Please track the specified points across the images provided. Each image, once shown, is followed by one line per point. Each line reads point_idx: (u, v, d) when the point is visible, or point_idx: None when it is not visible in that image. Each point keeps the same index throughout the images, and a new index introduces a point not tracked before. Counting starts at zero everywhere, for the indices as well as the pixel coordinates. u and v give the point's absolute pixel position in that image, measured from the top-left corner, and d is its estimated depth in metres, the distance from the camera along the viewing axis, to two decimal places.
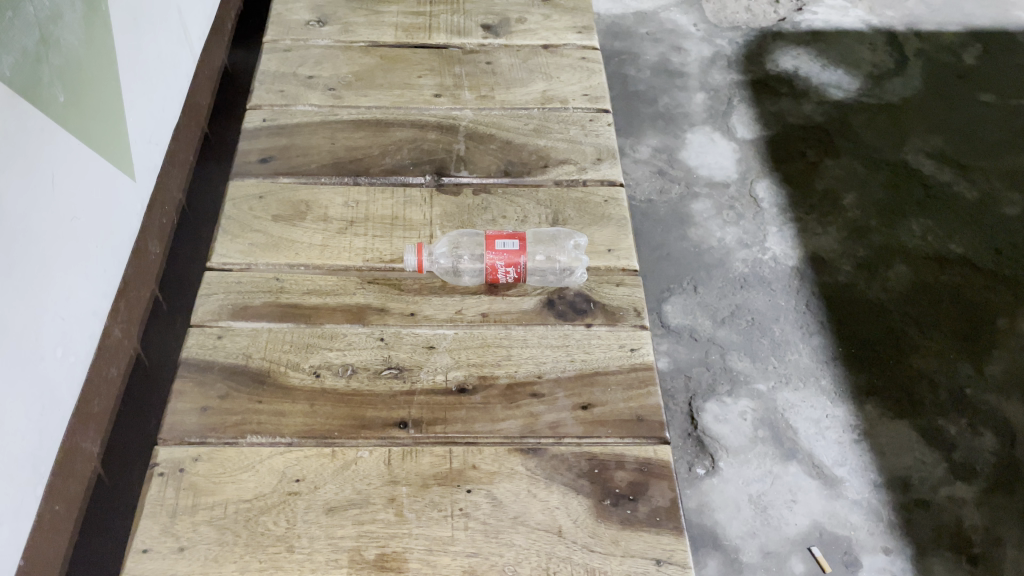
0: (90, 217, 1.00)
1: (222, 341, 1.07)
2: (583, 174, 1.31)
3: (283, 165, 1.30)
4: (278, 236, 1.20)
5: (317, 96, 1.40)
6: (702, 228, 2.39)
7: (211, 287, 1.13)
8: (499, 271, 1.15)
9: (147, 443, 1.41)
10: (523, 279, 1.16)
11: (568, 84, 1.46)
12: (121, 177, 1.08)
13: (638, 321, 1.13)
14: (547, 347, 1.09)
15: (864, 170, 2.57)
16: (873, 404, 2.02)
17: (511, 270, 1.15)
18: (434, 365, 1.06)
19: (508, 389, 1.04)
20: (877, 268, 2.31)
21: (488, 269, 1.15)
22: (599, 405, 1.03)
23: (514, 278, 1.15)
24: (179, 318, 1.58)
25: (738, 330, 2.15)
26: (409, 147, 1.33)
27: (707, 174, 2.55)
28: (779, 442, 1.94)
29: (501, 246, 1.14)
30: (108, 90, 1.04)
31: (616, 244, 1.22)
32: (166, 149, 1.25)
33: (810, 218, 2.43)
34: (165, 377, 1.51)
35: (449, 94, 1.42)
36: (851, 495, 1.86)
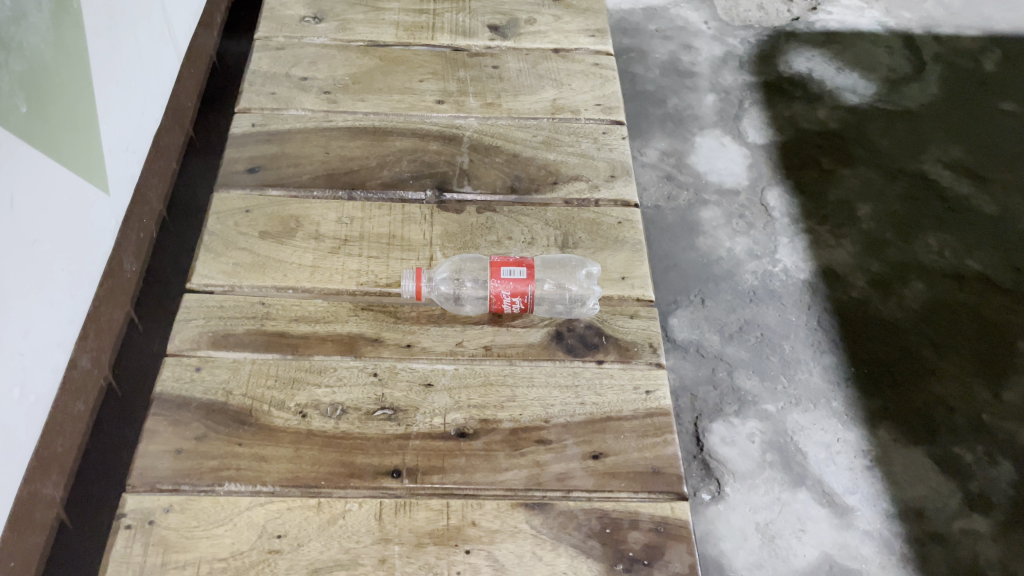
0: (55, 238, 0.90)
1: (200, 374, 0.98)
2: (595, 192, 1.22)
3: (273, 175, 1.20)
4: (265, 255, 1.10)
5: (311, 100, 1.31)
6: (711, 238, 2.30)
7: (190, 311, 1.04)
8: (504, 301, 1.04)
9: (120, 476, 1.33)
10: (529, 309, 1.06)
11: (580, 92, 1.36)
12: (93, 191, 0.99)
13: (654, 359, 1.04)
14: (554, 387, 1.00)
15: (879, 181, 2.49)
16: (886, 429, 1.94)
17: (517, 300, 1.04)
18: (431, 407, 0.97)
19: (511, 435, 0.95)
20: (892, 285, 2.23)
21: (492, 298, 1.04)
22: (610, 455, 0.94)
23: (521, 308, 1.05)
24: (156, 338, 1.48)
25: (747, 347, 2.07)
26: (409, 159, 1.24)
27: (717, 180, 2.46)
28: (788, 467, 1.86)
29: (507, 274, 1.04)
30: (80, 97, 0.95)
31: (630, 271, 1.13)
32: (145, 157, 1.15)
33: (823, 229, 2.35)
34: (140, 404, 1.42)
35: (452, 101, 1.33)
36: (862, 525, 1.78)
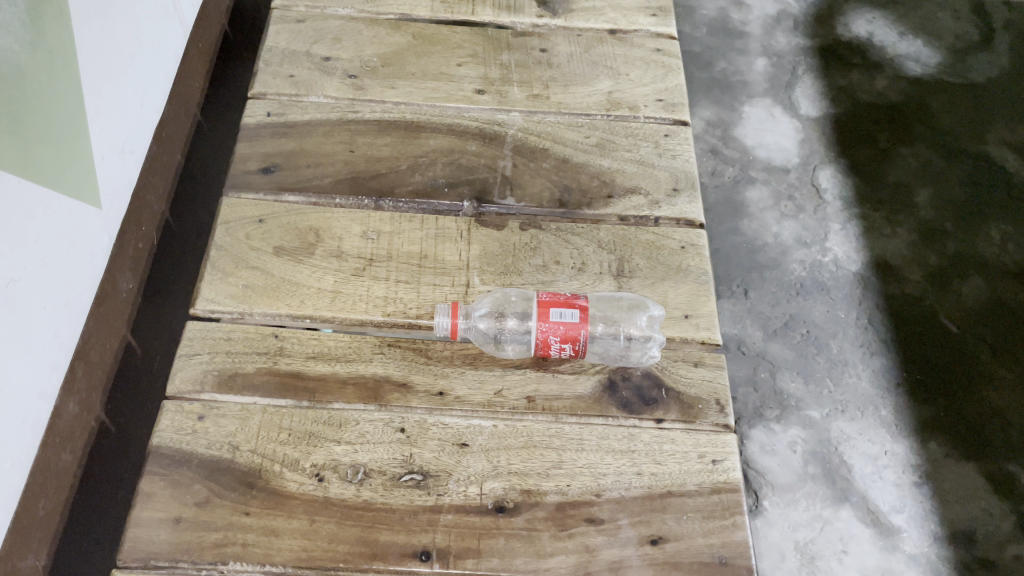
0: (34, 273, 0.77)
1: (204, 424, 0.86)
2: (655, 209, 1.07)
3: (289, 177, 1.06)
4: (279, 276, 0.97)
5: (334, 85, 1.15)
6: (757, 221, 2.14)
7: (193, 345, 0.91)
8: (552, 347, 0.90)
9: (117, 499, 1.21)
10: (582, 354, 0.91)
11: (640, 84, 1.19)
12: (80, 208, 0.86)
13: (721, 419, 0.91)
14: (607, 453, 0.87)
15: (940, 163, 2.30)
16: (938, 441, 1.82)
17: (567, 346, 0.90)
18: (466, 473, 0.85)
19: (558, 512, 0.83)
20: (949, 280, 2.08)
21: (538, 343, 0.90)
22: (671, 539, 0.82)
23: (571, 354, 0.90)
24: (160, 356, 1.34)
25: (791, 346, 1.93)
26: (445, 161, 1.09)
27: (765, 156, 2.27)
28: (831, 481, 1.74)
29: (558, 317, 0.89)
30: (64, 101, 0.81)
31: (695, 308, 0.98)
32: (143, 155, 1.01)
33: (878, 215, 2.18)
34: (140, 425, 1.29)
35: (494, 90, 1.16)
36: (908, 549, 1.67)
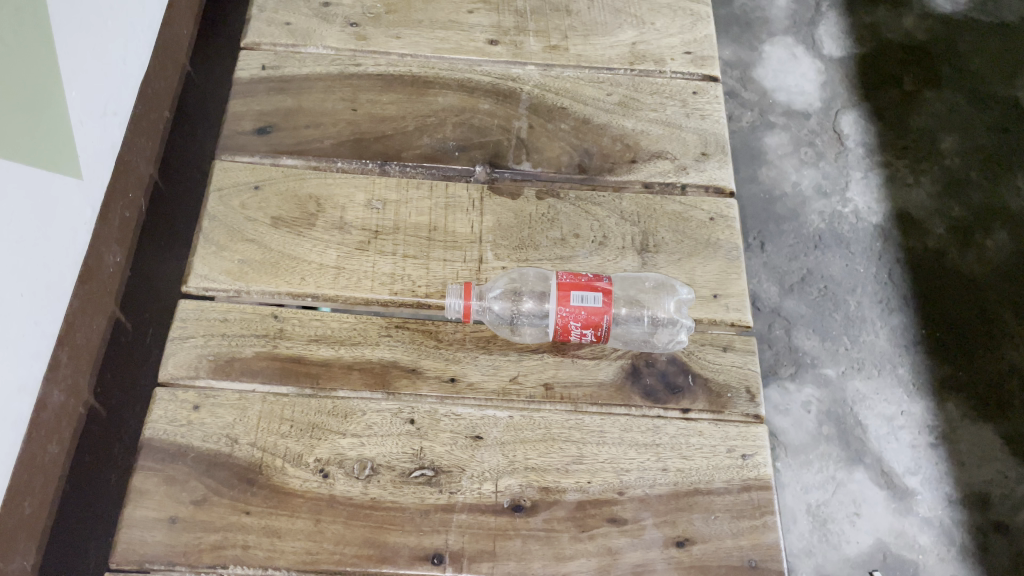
0: (7, 257, 0.72)
1: (199, 414, 0.80)
2: (683, 176, 0.99)
3: (288, 138, 0.97)
4: (278, 251, 0.90)
5: (334, 34, 1.05)
6: (773, 168, 1.80)
7: (186, 327, 0.85)
8: (572, 332, 0.83)
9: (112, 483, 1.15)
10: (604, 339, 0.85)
11: (666, 35, 1.10)
12: (58, 180, 0.79)
13: (752, 410, 0.85)
14: (630, 447, 0.82)
15: (967, 108, 1.95)
16: (955, 401, 1.58)
17: (588, 332, 0.83)
18: (481, 469, 0.80)
19: (578, 511, 0.78)
20: (973, 233, 1.79)
21: (557, 328, 0.83)
22: (698, 541, 0.78)
23: (592, 340, 0.84)
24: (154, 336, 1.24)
25: (808, 302, 1.64)
26: (455, 121, 1.00)
27: (785, 100, 1.90)
28: (845, 442, 1.52)
29: (579, 300, 0.82)
30: (38, 65, 0.74)
31: (724, 287, 0.92)
32: (126, 115, 0.94)
33: (901, 162, 1.85)
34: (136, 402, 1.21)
35: (508, 41, 1.07)
36: (922, 511, 1.48)
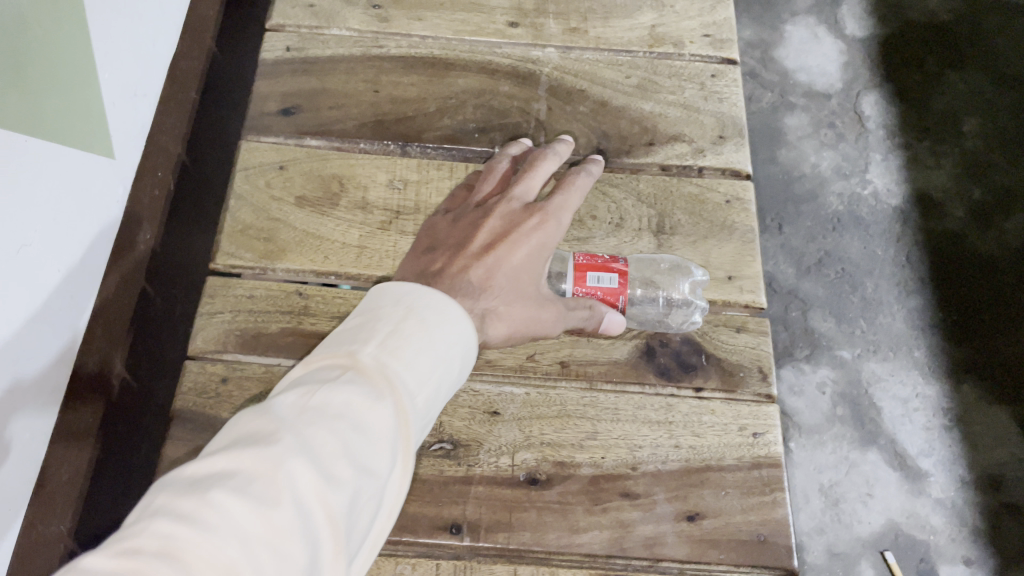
0: (47, 235, 0.75)
1: (227, 387, 0.84)
2: (700, 158, 1.00)
3: (311, 119, 1.00)
4: (302, 229, 0.92)
5: (356, 16, 1.07)
6: (794, 150, 1.78)
7: (214, 303, 0.88)
8: None
9: None
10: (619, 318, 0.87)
11: (685, 17, 1.10)
12: (92, 160, 0.82)
13: (764, 389, 0.87)
14: (643, 424, 0.84)
15: (990, 90, 1.88)
16: (971, 383, 1.56)
17: None
18: (499, 443, 0.82)
19: (592, 485, 0.81)
20: (993, 216, 1.74)
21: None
22: (709, 516, 0.80)
23: None
24: None
25: (825, 284, 1.63)
26: (475, 103, 1.02)
27: (806, 80, 1.86)
28: (859, 423, 1.51)
29: (594, 281, 0.84)
30: (73, 48, 0.77)
31: (739, 269, 0.93)
32: (155, 97, 0.96)
33: (921, 144, 1.80)
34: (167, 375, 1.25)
35: (528, 23, 1.08)
36: (934, 493, 1.47)
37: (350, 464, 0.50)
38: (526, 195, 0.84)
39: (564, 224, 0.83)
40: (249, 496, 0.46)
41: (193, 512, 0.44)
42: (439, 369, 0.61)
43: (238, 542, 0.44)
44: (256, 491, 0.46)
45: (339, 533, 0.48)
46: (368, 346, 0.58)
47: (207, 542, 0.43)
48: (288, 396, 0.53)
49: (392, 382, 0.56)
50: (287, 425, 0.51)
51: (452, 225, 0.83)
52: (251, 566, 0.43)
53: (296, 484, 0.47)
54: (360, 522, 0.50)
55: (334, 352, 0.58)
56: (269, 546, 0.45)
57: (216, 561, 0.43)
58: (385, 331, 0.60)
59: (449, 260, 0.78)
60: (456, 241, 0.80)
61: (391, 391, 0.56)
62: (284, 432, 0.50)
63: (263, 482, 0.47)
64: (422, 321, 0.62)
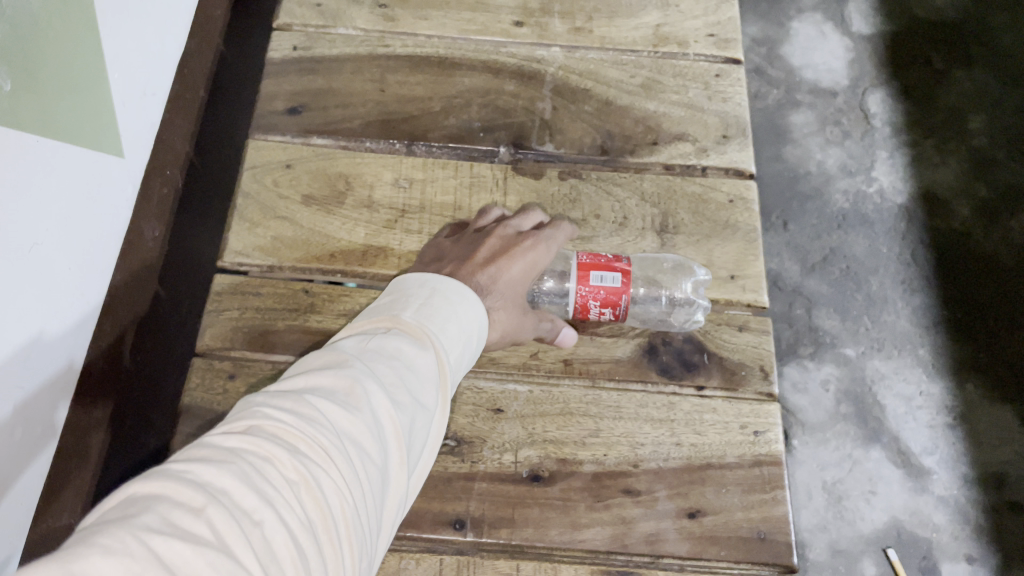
0: (58, 234, 0.76)
1: (235, 383, 0.85)
2: (703, 158, 1.01)
3: (318, 118, 1.00)
4: (309, 228, 0.93)
5: (363, 15, 1.07)
6: (799, 147, 1.77)
7: (222, 301, 0.89)
8: (591, 310, 0.86)
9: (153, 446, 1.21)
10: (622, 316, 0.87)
11: (690, 16, 1.10)
12: (102, 159, 0.83)
13: (765, 388, 0.88)
14: (645, 422, 0.85)
15: (997, 87, 1.88)
16: (975, 381, 1.57)
17: (607, 310, 0.86)
18: (502, 440, 0.83)
19: (594, 481, 0.82)
20: (999, 214, 1.74)
21: (577, 305, 0.86)
22: (709, 513, 0.81)
23: (611, 318, 0.87)
24: None
25: (830, 282, 1.63)
26: (480, 102, 1.02)
27: (811, 77, 1.86)
28: (862, 420, 1.51)
29: (598, 280, 0.84)
30: (82, 50, 0.78)
31: (741, 268, 0.94)
32: (164, 96, 0.97)
33: (927, 142, 1.80)
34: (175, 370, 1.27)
35: (533, 22, 1.08)
36: (937, 490, 1.48)
37: (409, 391, 0.59)
38: (521, 227, 0.89)
39: (555, 248, 0.87)
40: (336, 401, 0.54)
41: (295, 408, 0.52)
42: (473, 333, 0.69)
43: (333, 429, 0.51)
44: (341, 400, 0.54)
45: (403, 445, 0.56)
46: (409, 309, 0.66)
47: (310, 427, 0.50)
48: (347, 344, 0.61)
49: (433, 337, 0.65)
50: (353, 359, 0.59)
51: (451, 247, 0.87)
52: (345, 449, 0.51)
53: (373, 397, 0.55)
54: (416, 441, 0.58)
55: (377, 316, 0.66)
56: (357, 437, 0.53)
57: (319, 441, 0.50)
58: (424, 297, 0.68)
59: (454, 265, 0.81)
60: (458, 255, 0.84)
61: (434, 343, 0.64)
62: (353, 362, 0.58)
63: (346, 393, 0.55)
64: (457, 292, 0.70)
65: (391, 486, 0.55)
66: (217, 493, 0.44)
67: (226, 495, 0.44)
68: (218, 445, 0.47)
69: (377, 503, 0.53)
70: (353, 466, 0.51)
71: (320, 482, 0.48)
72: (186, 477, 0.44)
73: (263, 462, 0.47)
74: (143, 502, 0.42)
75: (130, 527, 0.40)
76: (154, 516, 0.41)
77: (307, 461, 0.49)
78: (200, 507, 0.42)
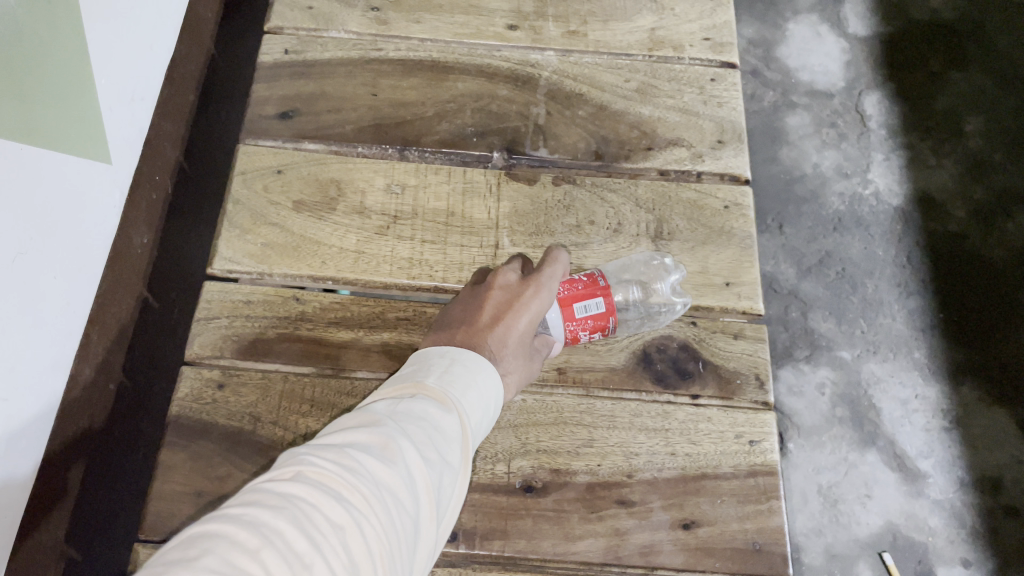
0: (43, 242, 0.75)
1: (225, 393, 0.84)
2: (698, 163, 1.00)
3: (310, 123, 0.99)
4: (300, 234, 0.92)
5: (356, 19, 1.06)
6: (795, 149, 1.76)
7: (211, 309, 0.88)
8: (581, 337, 0.85)
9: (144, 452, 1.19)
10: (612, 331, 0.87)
11: (685, 20, 1.09)
12: (90, 166, 0.82)
13: (761, 397, 0.87)
14: (640, 431, 0.84)
15: (993, 89, 1.87)
16: (971, 385, 1.56)
17: (596, 334, 0.85)
18: (494, 450, 0.82)
19: (588, 492, 0.81)
20: (995, 216, 1.74)
21: (567, 337, 0.84)
22: (705, 524, 0.81)
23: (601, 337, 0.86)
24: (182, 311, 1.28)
25: (826, 284, 1.62)
26: (474, 107, 1.01)
27: (808, 79, 1.84)
28: (859, 424, 1.50)
29: (582, 311, 0.83)
30: (68, 56, 0.77)
31: (736, 275, 0.93)
32: (153, 100, 0.96)
33: (923, 144, 1.79)
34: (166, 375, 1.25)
35: (527, 26, 1.07)
36: (932, 494, 1.47)
37: (439, 448, 0.58)
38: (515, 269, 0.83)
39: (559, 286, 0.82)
40: (372, 453, 0.53)
41: (337, 459, 0.51)
42: (494, 397, 0.68)
43: (372, 479, 0.51)
44: (377, 452, 0.54)
45: (433, 501, 0.55)
46: (434, 373, 0.66)
47: (352, 476, 0.50)
48: (376, 406, 0.61)
49: (459, 401, 0.64)
50: (385, 417, 0.58)
51: (455, 306, 0.81)
52: (385, 501, 0.50)
53: (408, 452, 0.55)
54: (445, 498, 0.57)
55: (403, 381, 0.66)
56: (393, 490, 0.52)
57: (361, 489, 0.50)
58: (448, 363, 0.67)
59: (460, 334, 0.75)
60: (463, 318, 0.78)
61: (461, 406, 0.63)
62: (385, 420, 0.58)
63: (381, 447, 0.54)
64: (476, 354, 0.69)
65: (421, 542, 0.54)
66: (272, 534, 0.44)
67: (278, 537, 0.44)
68: (267, 491, 0.47)
69: (411, 557, 0.52)
70: (392, 515, 0.50)
71: (364, 529, 0.48)
72: (241, 519, 0.45)
73: (312, 507, 0.47)
74: (201, 544, 0.43)
75: (192, 570, 0.40)
76: (215, 557, 0.42)
77: (352, 508, 0.48)
78: (256, 548, 0.43)
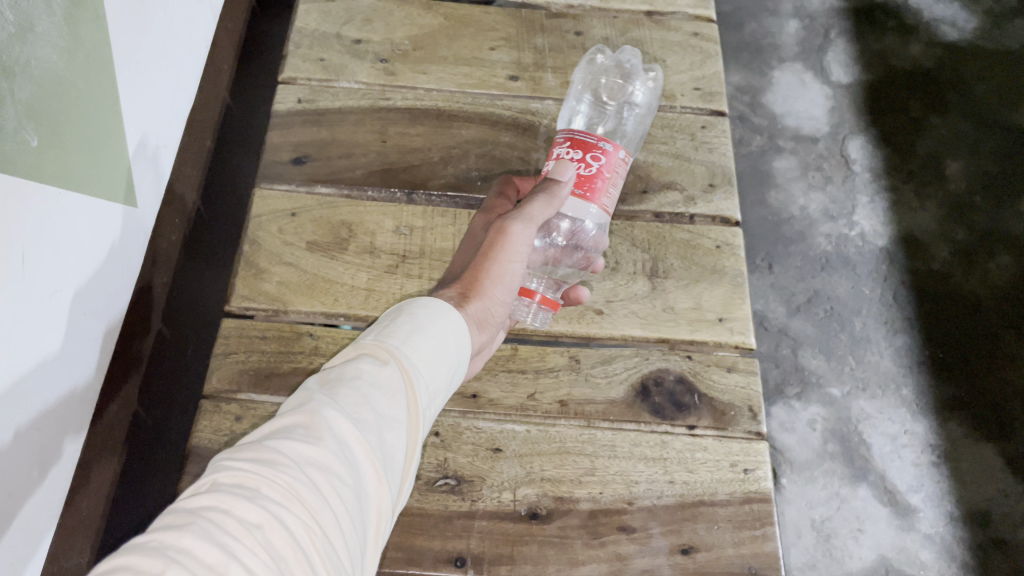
0: (75, 280, 0.80)
1: (242, 425, 0.88)
2: (691, 206, 1.05)
3: (322, 168, 1.05)
4: (314, 273, 0.96)
5: (365, 69, 1.12)
6: (783, 191, 1.83)
7: (228, 344, 0.92)
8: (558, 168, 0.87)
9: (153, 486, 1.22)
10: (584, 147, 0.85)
11: (677, 71, 1.16)
12: (118, 208, 0.87)
13: (754, 427, 0.91)
14: (640, 460, 0.88)
15: (972, 134, 1.95)
16: (959, 421, 1.60)
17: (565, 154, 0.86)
18: (500, 479, 0.86)
19: (590, 519, 0.85)
20: (977, 256, 1.80)
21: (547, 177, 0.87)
22: (702, 549, 0.84)
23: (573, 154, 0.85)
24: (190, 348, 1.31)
25: (815, 322, 1.67)
26: (477, 153, 1.07)
27: (794, 124, 1.92)
28: (849, 458, 1.54)
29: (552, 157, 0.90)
30: (102, 107, 0.82)
31: (729, 310, 0.98)
32: (173, 147, 1.01)
33: (906, 186, 1.86)
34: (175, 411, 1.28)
35: (528, 77, 1.13)
36: (923, 528, 1.50)
37: (375, 407, 0.62)
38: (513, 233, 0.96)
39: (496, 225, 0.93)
40: (298, 438, 0.57)
41: (256, 455, 0.54)
42: (453, 341, 0.72)
43: (294, 464, 0.54)
44: (300, 436, 0.57)
45: (376, 464, 0.59)
46: (372, 331, 0.70)
47: (270, 470, 0.53)
48: (313, 378, 0.64)
49: (398, 347, 0.68)
50: (317, 391, 0.62)
51: None
52: (311, 478, 0.54)
53: (330, 424, 0.58)
54: (390, 457, 0.61)
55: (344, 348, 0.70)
56: (319, 466, 0.55)
57: (280, 479, 0.53)
58: (393, 316, 0.72)
59: None
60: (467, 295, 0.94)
61: (396, 351, 0.67)
62: (313, 396, 0.61)
63: (306, 427, 0.58)
64: (427, 300, 0.74)
65: (367, 508, 0.58)
66: (177, 556, 0.46)
67: (184, 557, 0.46)
68: (177, 510, 0.49)
69: (355, 530, 0.56)
70: (324, 495, 0.54)
71: (283, 521, 0.51)
72: (146, 547, 0.46)
73: (221, 515, 0.49)
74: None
75: None
76: None
77: (269, 504, 0.51)
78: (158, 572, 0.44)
